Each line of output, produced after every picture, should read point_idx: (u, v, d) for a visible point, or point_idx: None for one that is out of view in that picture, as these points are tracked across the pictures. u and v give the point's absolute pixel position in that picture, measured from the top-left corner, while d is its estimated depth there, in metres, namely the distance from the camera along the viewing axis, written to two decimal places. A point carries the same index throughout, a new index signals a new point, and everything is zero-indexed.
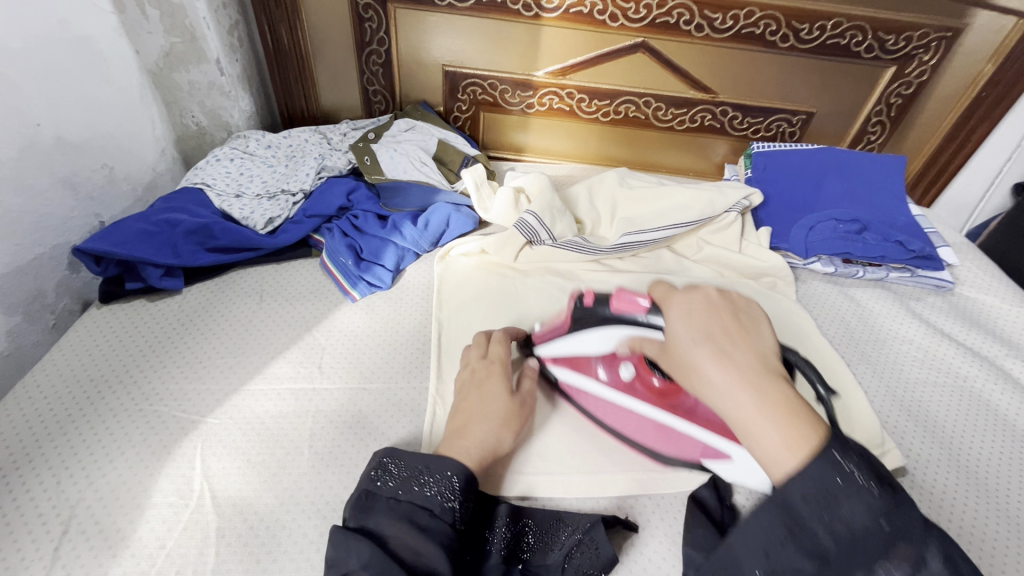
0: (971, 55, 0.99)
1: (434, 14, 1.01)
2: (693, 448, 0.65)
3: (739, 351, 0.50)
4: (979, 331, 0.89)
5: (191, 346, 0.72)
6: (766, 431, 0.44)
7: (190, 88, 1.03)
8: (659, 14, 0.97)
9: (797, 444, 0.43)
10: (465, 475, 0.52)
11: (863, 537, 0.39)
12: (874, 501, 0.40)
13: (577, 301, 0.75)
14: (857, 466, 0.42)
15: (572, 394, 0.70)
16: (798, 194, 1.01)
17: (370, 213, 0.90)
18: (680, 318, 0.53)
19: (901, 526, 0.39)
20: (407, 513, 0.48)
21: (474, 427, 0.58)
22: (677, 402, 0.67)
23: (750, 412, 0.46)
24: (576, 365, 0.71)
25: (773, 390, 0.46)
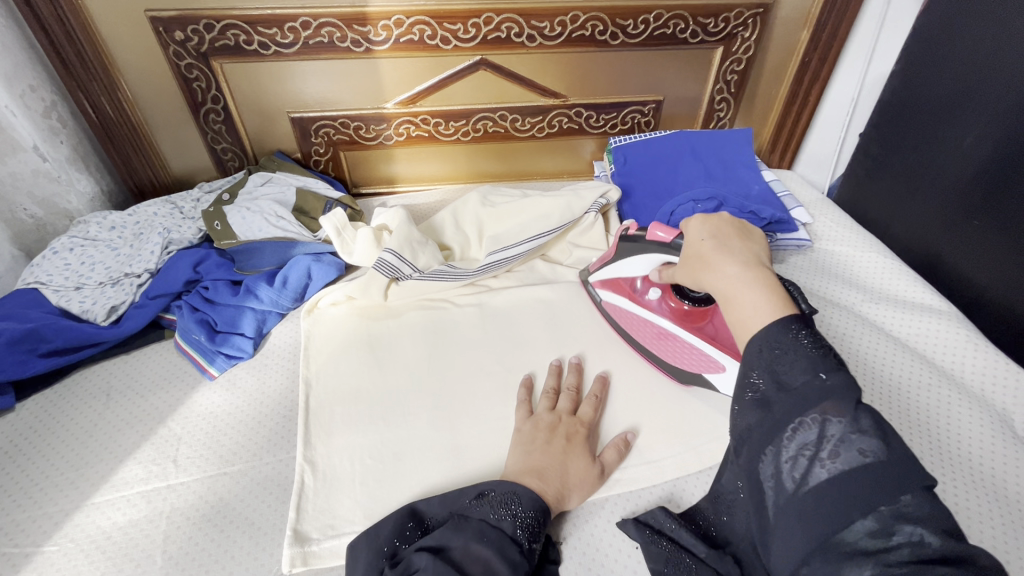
0: (787, 25, 1.05)
1: (264, 63, 0.98)
2: (699, 364, 0.71)
3: (737, 244, 0.53)
4: (836, 282, 0.94)
5: (26, 468, 0.66)
6: (745, 294, 0.47)
7: (13, 180, 0.94)
8: (488, 31, 0.98)
9: (777, 304, 0.46)
10: (548, 513, 0.56)
11: (799, 390, 0.41)
12: (815, 356, 0.42)
13: (623, 233, 0.76)
14: (810, 335, 0.44)
15: (614, 312, 0.81)
16: (657, 182, 1.04)
17: (221, 281, 0.85)
18: (690, 222, 0.58)
19: (841, 380, 0.41)
20: (496, 538, 0.51)
21: (554, 475, 0.60)
22: (700, 325, 0.72)
23: (737, 282, 0.49)
24: (617, 287, 0.80)
25: (763, 270, 0.49)
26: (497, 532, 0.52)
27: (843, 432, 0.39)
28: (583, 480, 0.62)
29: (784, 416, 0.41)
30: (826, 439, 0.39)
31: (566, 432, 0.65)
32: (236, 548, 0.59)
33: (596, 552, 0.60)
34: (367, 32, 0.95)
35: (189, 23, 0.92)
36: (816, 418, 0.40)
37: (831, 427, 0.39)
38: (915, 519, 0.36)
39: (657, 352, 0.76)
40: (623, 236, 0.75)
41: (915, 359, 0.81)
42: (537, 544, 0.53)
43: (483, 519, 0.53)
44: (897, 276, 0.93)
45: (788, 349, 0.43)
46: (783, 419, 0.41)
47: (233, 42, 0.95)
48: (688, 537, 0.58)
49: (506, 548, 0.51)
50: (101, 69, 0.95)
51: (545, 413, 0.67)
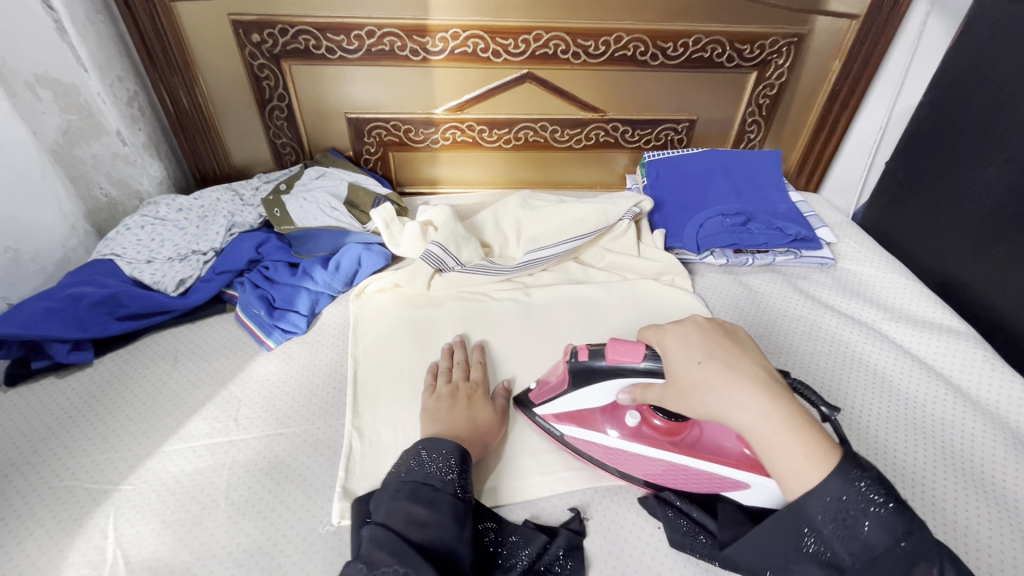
0: (819, 55, 1.11)
1: (329, 66, 1.06)
2: (714, 485, 0.63)
3: (743, 366, 0.55)
4: (858, 299, 0.98)
5: (102, 417, 0.73)
6: (784, 443, 0.50)
7: (94, 161, 1.03)
8: (537, 47, 1.05)
9: (815, 453, 0.49)
10: (457, 451, 0.59)
11: (884, 558, 0.46)
12: (889, 520, 0.47)
13: (571, 357, 0.64)
14: (867, 481, 0.48)
15: (584, 449, 0.68)
16: (688, 196, 1.09)
17: (280, 263, 0.92)
18: (679, 347, 0.58)
19: (916, 544, 0.46)
20: (410, 488, 0.54)
21: (461, 422, 0.66)
22: (686, 440, 0.64)
23: (772, 424, 0.51)
24: (581, 420, 0.68)
25: (784, 399, 0.52)
26: (409, 481, 0.56)
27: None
28: (495, 433, 0.68)
29: None
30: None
31: (465, 395, 0.70)
32: (291, 500, 0.65)
33: (620, 526, 0.64)
34: (425, 43, 1.03)
35: (265, 28, 1.00)
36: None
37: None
38: None
39: (657, 480, 0.66)
40: (572, 361, 0.64)
41: (932, 376, 0.85)
42: (452, 475, 0.57)
43: (399, 479, 0.56)
44: (918, 297, 0.97)
45: (866, 521, 0.47)
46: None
47: (303, 46, 1.03)
48: (703, 517, 0.62)
49: (418, 491, 0.54)
50: (182, 66, 1.04)
51: (441, 385, 0.72)
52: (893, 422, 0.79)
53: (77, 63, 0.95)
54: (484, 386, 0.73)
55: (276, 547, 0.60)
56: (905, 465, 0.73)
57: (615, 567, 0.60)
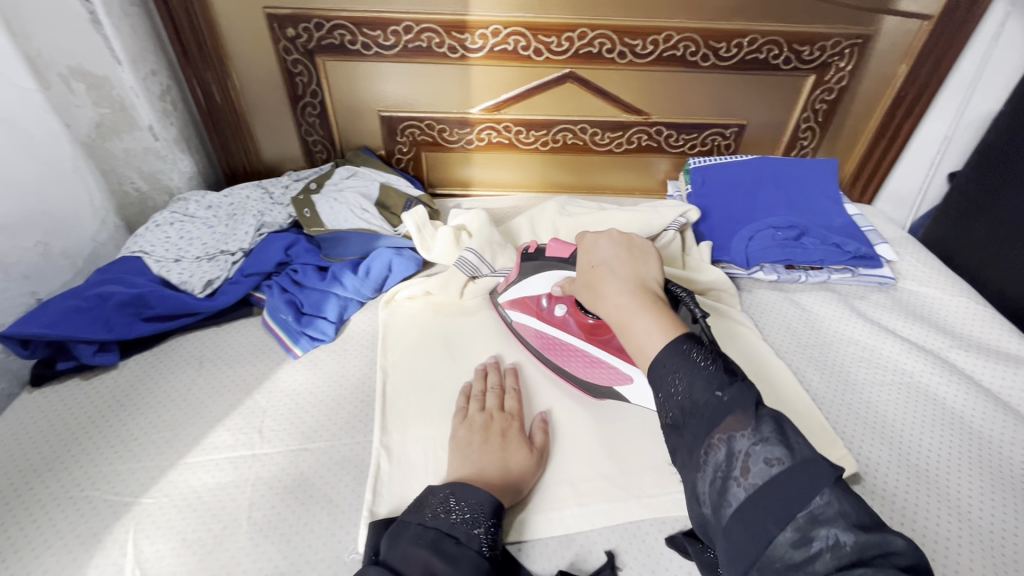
0: (884, 58, 1.03)
1: (364, 63, 1.03)
2: (610, 378, 0.72)
3: (625, 272, 0.59)
4: (922, 324, 0.91)
5: (126, 423, 0.70)
6: (636, 319, 0.54)
7: (126, 156, 1.02)
8: (581, 46, 1.00)
9: (661, 327, 0.52)
10: (493, 503, 0.55)
11: (703, 409, 0.45)
12: (708, 374, 0.46)
13: (525, 251, 0.77)
14: (700, 351, 0.49)
15: (523, 331, 0.80)
16: (736, 206, 1.02)
17: (310, 266, 0.89)
18: (589, 251, 0.64)
19: (730, 393, 0.45)
20: (431, 537, 0.51)
21: (493, 472, 0.61)
22: (605, 339, 0.72)
23: (625, 311, 0.55)
24: (524, 305, 0.79)
25: (646, 296, 0.56)
26: (432, 528, 0.52)
27: (749, 446, 0.42)
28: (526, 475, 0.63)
29: (695, 443, 0.45)
30: (734, 456, 0.42)
31: (498, 429, 0.66)
32: (315, 522, 0.61)
33: (666, 572, 0.59)
34: (464, 40, 0.99)
35: (301, 22, 0.97)
36: (722, 437, 0.43)
37: (736, 443, 0.42)
38: (824, 520, 0.38)
39: (569, 369, 0.75)
40: (525, 254, 0.77)
41: (1008, 415, 0.77)
42: (480, 531, 0.53)
43: (417, 522, 0.52)
44: (989, 324, 0.89)
45: (685, 373, 0.47)
46: (698, 443, 0.44)
47: (338, 41, 1.00)
48: None
49: (440, 542, 0.50)
50: (216, 60, 1.02)
51: (475, 414, 0.68)
52: (962, 461, 0.72)
53: (112, 56, 0.94)
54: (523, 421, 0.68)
55: (299, 574, 0.57)
56: (977, 511, 0.67)
57: None
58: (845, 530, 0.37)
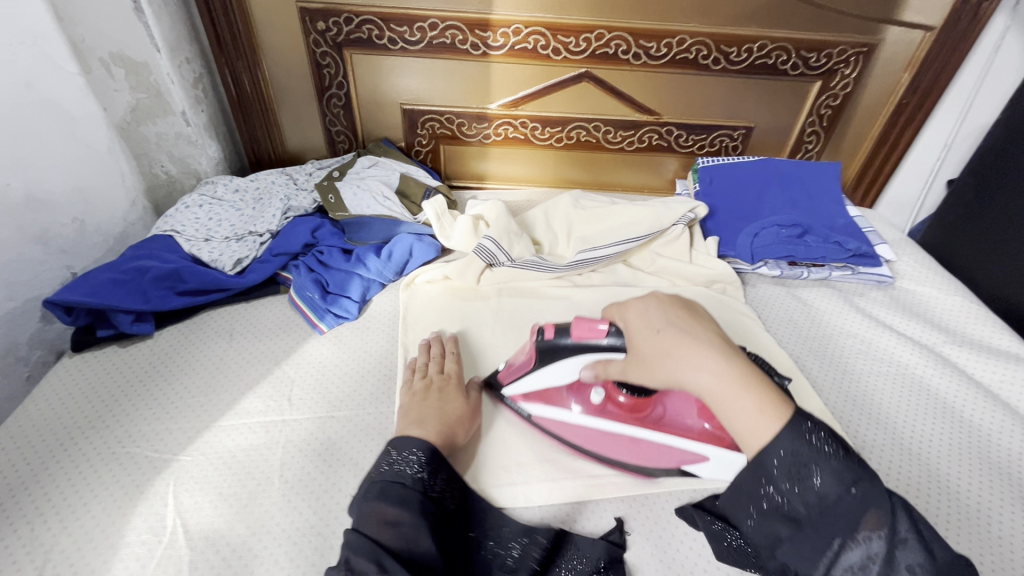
0: (888, 66, 1.07)
1: (389, 57, 1.07)
2: (678, 458, 0.66)
3: (703, 338, 0.55)
4: (918, 320, 0.95)
5: (162, 388, 0.74)
6: (739, 400, 0.50)
7: (158, 139, 1.06)
8: (598, 46, 1.04)
9: (771, 408, 0.50)
10: (428, 451, 0.59)
11: (836, 506, 0.46)
12: (840, 470, 0.47)
13: (537, 336, 0.67)
14: (820, 434, 0.49)
15: (551, 427, 0.70)
16: (742, 204, 1.06)
17: (335, 248, 0.94)
18: (639, 317, 0.58)
19: (864, 489, 0.46)
20: (378, 488, 0.55)
21: (433, 420, 0.64)
22: (648, 414, 0.68)
23: (726, 392, 0.51)
24: (546, 398, 0.70)
25: (742, 366, 0.52)
26: (379, 482, 0.56)
27: (886, 546, 0.45)
28: (464, 423, 0.67)
29: (826, 540, 0.46)
30: (871, 558, 0.45)
31: (436, 389, 0.69)
32: (342, 482, 0.65)
33: (672, 536, 0.63)
34: (486, 37, 1.03)
35: (331, 16, 1.02)
36: (860, 539, 0.45)
37: (874, 544, 0.45)
38: None
39: (624, 459, 0.68)
40: (536, 341, 0.67)
41: (999, 407, 0.81)
42: (422, 476, 0.57)
43: (369, 480, 0.56)
44: (982, 322, 0.93)
45: (816, 470, 0.47)
46: (828, 540, 0.46)
47: (366, 36, 1.04)
48: None
49: (385, 490, 0.54)
50: (247, 50, 1.06)
51: (416, 381, 0.71)
52: (954, 448, 0.76)
53: (151, 44, 0.98)
54: (461, 381, 0.72)
55: (327, 528, 0.61)
56: (964, 492, 0.71)
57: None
58: None
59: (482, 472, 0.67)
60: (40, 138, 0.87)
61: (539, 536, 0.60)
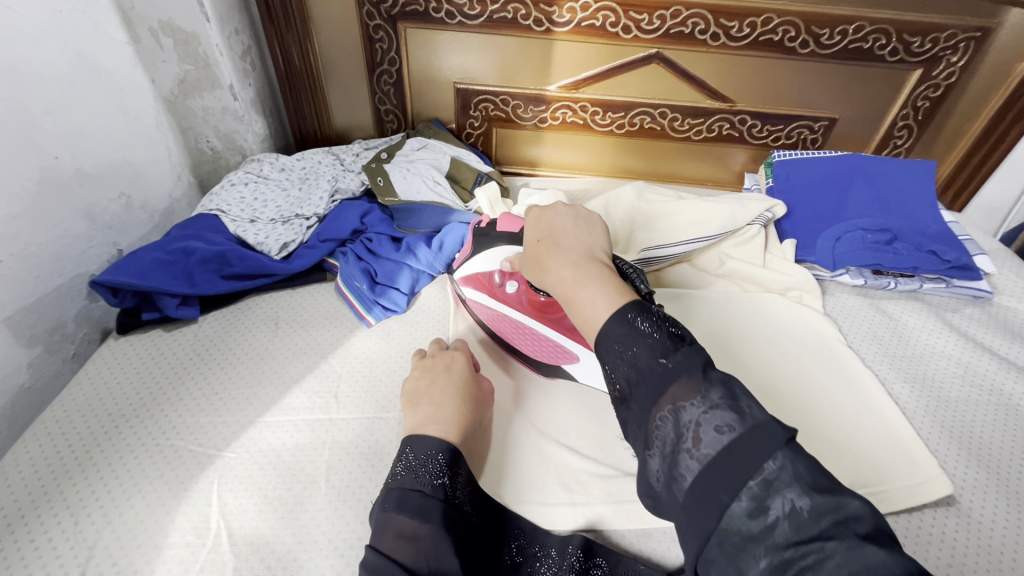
0: (1002, 54, 0.95)
1: (445, 32, 1.00)
2: (557, 356, 0.72)
3: (570, 241, 0.53)
4: (1022, 343, 0.85)
5: (206, 376, 0.71)
6: (583, 292, 0.48)
7: (205, 114, 1.03)
8: (673, 25, 0.95)
9: (614, 298, 0.46)
10: (448, 450, 0.54)
11: (648, 379, 0.41)
12: (655, 342, 0.42)
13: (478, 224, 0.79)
14: (648, 316, 0.44)
15: (473, 307, 0.79)
16: (822, 204, 0.97)
17: (384, 236, 0.89)
18: (534, 224, 0.57)
19: (678, 360, 0.41)
20: (396, 496, 0.50)
21: (427, 400, 0.61)
22: (556, 317, 0.72)
23: (574, 282, 0.49)
24: (477, 282, 0.78)
25: (592, 265, 0.49)
26: (398, 489, 0.51)
27: (698, 415, 0.39)
28: (479, 399, 0.64)
29: (645, 413, 0.41)
30: (683, 427, 0.39)
31: (441, 366, 0.66)
32: None
33: None
34: (551, 13, 0.95)
35: None
36: (671, 409, 0.40)
37: (685, 414, 0.39)
38: (787, 491, 0.35)
39: (520, 346, 0.75)
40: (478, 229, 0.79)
41: None
42: (444, 481, 0.52)
43: (387, 488, 0.51)
44: None
45: (633, 341, 0.43)
46: (646, 414, 0.41)
47: (423, 8, 0.98)
48: None
49: (406, 499, 0.49)
50: (298, 22, 1.01)
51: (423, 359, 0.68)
52: None
53: (200, 13, 0.90)
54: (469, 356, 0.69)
55: None
56: None
57: None
58: (802, 497, 0.35)
59: (535, 489, 0.63)
60: (86, 109, 0.84)
61: (569, 545, 0.57)
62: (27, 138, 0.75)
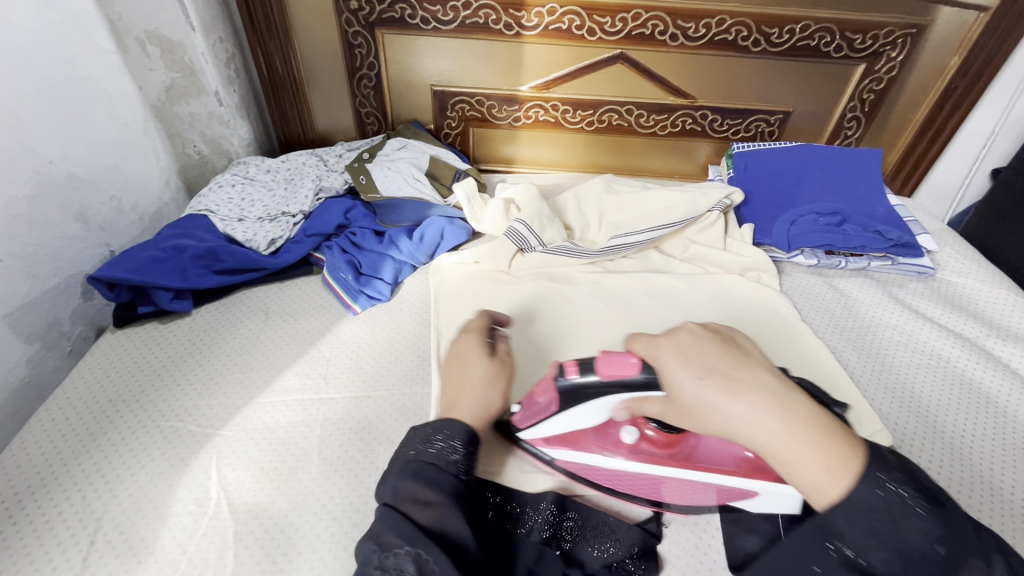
0: (937, 48, 1.03)
1: (421, 37, 1.06)
2: (726, 496, 0.59)
3: (745, 375, 0.46)
4: (961, 313, 0.92)
5: (201, 365, 0.76)
6: (802, 457, 0.42)
7: (191, 119, 1.07)
8: (634, 27, 1.02)
9: (837, 462, 0.42)
10: (467, 431, 0.54)
11: (919, 562, 0.39)
12: (929, 525, 0.40)
13: (558, 374, 0.58)
14: (896, 481, 0.41)
15: (576, 472, 0.64)
16: (778, 191, 1.04)
17: (367, 230, 0.94)
18: (676, 358, 0.48)
19: (955, 543, 0.39)
20: (414, 468, 0.51)
21: (459, 390, 0.59)
22: (684, 448, 0.61)
23: (784, 441, 0.43)
24: (571, 442, 0.63)
25: (796, 405, 0.44)
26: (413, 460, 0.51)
27: None
28: (499, 375, 0.61)
29: None
30: None
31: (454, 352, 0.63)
32: (379, 461, 0.66)
33: (708, 522, 0.63)
34: (520, 17, 1.01)
35: None
36: None
37: None
38: None
39: (667, 497, 0.62)
40: (554, 382, 0.59)
41: None
42: (459, 457, 0.52)
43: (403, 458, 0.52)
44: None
45: (890, 516, 0.40)
46: None
47: (398, 15, 1.03)
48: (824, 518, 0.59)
49: (422, 471, 0.50)
50: (279, 30, 1.06)
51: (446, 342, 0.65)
52: (996, 443, 0.74)
53: (185, 22, 0.95)
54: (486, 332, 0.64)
55: (366, 505, 0.61)
56: (1008, 488, 0.69)
57: (700, 562, 0.59)
58: None
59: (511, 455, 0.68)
60: (78, 116, 0.88)
61: (543, 502, 0.62)
62: (22, 144, 0.79)
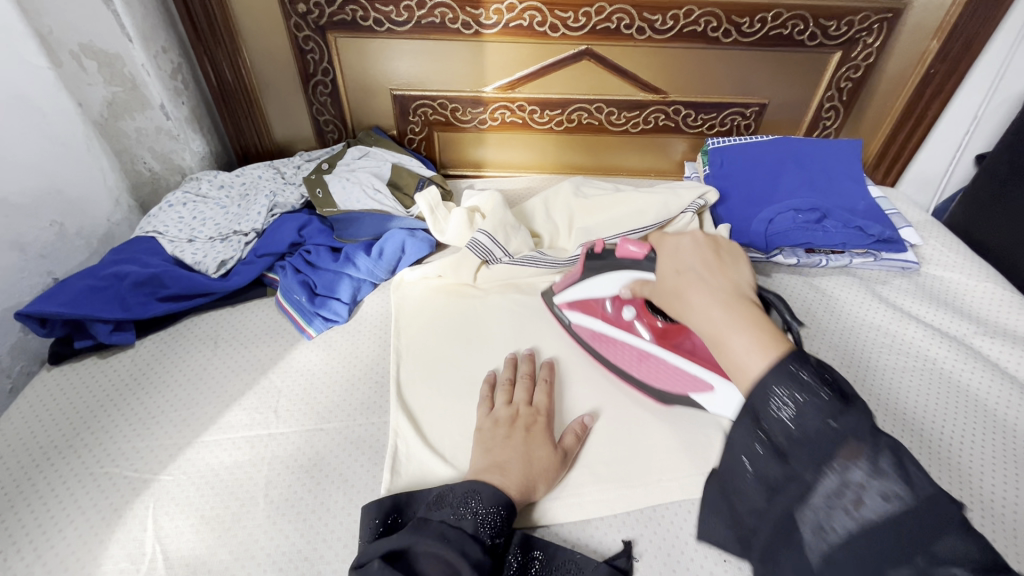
0: (915, 32, 0.99)
1: (375, 40, 1.01)
2: (686, 385, 0.67)
3: (715, 278, 0.54)
4: (946, 310, 0.88)
5: (142, 401, 0.71)
6: (734, 337, 0.47)
7: (138, 135, 1.02)
8: (599, 21, 0.97)
9: (764, 345, 0.46)
10: (510, 509, 0.52)
11: (810, 441, 0.42)
12: (820, 401, 0.42)
13: (589, 251, 0.73)
14: (809, 370, 0.43)
15: (585, 334, 0.76)
16: (756, 187, 1.00)
17: (322, 247, 0.89)
18: (671, 254, 0.59)
19: (848, 424, 0.41)
20: (456, 537, 0.48)
21: (517, 465, 0.57)
22: (677, 342, 0.67)
23: (722, 326, 0.48)
24: (587, 307, 0.75)
25: (742, 308, 0.49)
26: (454, 530, 0.49)
27: (865, 479, 0.39)
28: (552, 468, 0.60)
29: (800, 470, 0.42)
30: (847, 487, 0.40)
31: (521, 427, 0.61)
32: (330, 501, 0.61)
33: (683, 552, 0.58)
34: (478, 15, 0.96)
35: None
36: (837, 470, 0.40)
37: (852, 474, 0.40)
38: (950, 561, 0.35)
39: (643, 377, 0.71)
40: (589, 253, 0.73)
41: None
42: (498, 542, 0.51)
43: (441, 523, 0.49)
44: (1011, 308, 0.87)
45: (793, 401, 0.43)
46: (810, 469, 0.42)
47: (350, 17, 0.98)
48: None
49: (465, 546, 0.48)
50: (226, 38, 1.00)
51: (501, 407, 0.64)
52: (983, 446, 0.70)
53: (122, 33, 0.92)
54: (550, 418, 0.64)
55: (314, 553, 0.57)
56: (997, 495, 0.65)
57: None
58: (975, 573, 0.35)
59: None
60: None
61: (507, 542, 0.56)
62: None
